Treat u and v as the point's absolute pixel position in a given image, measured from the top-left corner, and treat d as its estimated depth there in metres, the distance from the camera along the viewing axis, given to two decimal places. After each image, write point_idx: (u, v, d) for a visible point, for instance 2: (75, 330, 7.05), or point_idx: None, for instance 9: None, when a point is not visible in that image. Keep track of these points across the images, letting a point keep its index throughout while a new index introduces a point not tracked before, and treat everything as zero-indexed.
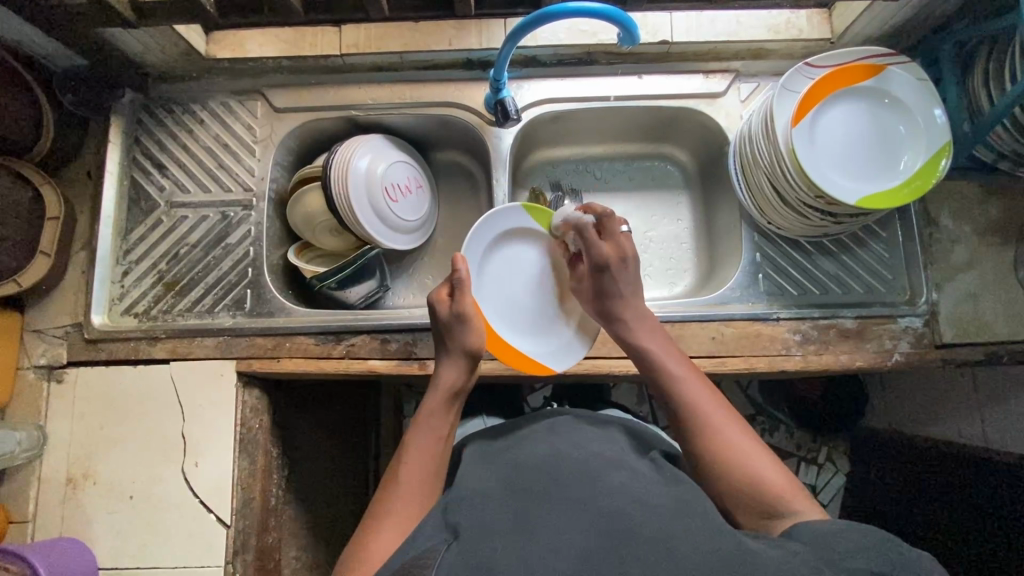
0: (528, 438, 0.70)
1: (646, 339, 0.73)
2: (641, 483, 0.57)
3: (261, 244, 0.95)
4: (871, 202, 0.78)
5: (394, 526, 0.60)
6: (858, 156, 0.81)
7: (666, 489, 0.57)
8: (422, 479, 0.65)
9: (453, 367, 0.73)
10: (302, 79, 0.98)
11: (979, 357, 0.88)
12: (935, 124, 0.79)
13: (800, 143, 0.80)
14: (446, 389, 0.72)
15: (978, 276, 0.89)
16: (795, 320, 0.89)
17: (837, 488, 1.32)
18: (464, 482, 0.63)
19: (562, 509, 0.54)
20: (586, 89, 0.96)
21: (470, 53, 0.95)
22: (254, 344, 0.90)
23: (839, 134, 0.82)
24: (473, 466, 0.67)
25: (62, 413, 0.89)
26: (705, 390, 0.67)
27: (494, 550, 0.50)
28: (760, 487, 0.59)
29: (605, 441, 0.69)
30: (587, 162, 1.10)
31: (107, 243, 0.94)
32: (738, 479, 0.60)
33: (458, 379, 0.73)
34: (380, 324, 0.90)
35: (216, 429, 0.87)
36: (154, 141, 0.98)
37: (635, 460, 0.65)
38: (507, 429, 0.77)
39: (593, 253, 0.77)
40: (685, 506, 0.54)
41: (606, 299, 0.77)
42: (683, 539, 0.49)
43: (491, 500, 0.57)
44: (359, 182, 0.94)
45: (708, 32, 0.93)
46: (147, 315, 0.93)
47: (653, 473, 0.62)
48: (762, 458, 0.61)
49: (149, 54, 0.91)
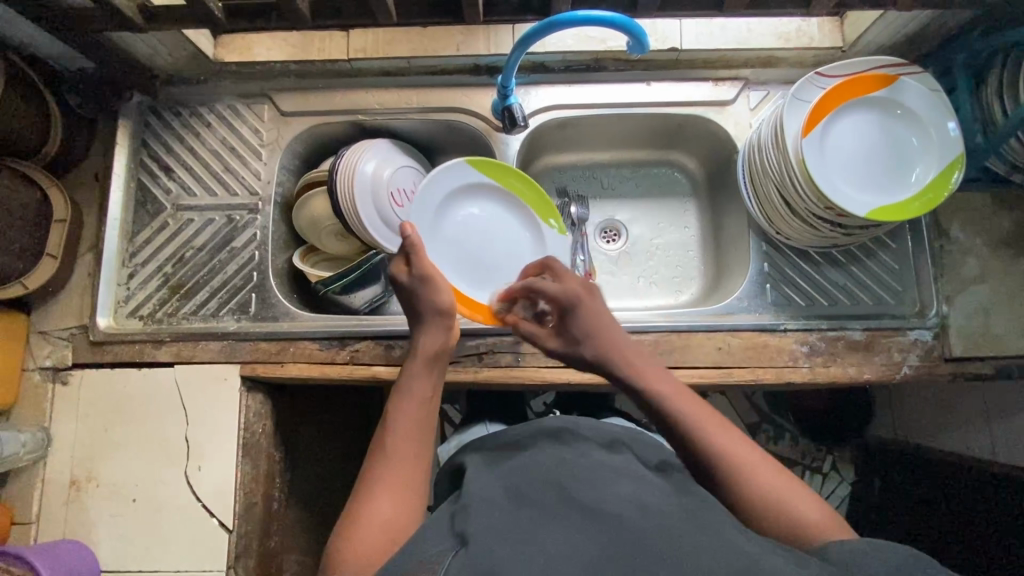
0: (533, 443, 0.69)
1: (658, 385, 0.68)
2: (650, 492, 0.57)
3: (266, 248, 0.95)
4: (886, 215, 0.77)
5: (387, 497, 0.60)
6: (879, 189, 0.79)
7: (675, 499, 0.56)
8: (412, 447, 0.65)
9: (431, 333, 0.73)
10: (309, 83, 0.98)
11: (989, 371, 0.87)
12: (949, 136, 0.78)
13: (811, 162, 0.79)
14: (424, 352, 0.71)
15: (989, 288, 0.88)
16: (803, 331, 0.88)
17: (842, 497, 1.28)
18: (471, 488, 0.61)
19: (571, 517, 0.53)
20: (594, 96, 0.96)
21: (478, 58, 0.95)
22: (259, 349, 0.90)
23: (855, 170, 0.80)
24: (479, 470, 0.66)
25: (66, 415, 0.89)
26: (727, 432, 0.63)
27: (501, 555, 0.49)
28: (801, 525, 0.57)
29: (612, 449, 0.68)
30: (593, 169, 1.10)
31: (113, 245, 0.94)
32: (778, 520, 0.58)
33: (439, 342, 0.72)
34: (384, 330, 0.90)
35: (219, 433, 0.87)
36: (161, 143, 0.98)
37: (640, 467, 0.64)
38: (509, 432, 0.76)
39: (559, 293, 0.75)
40: (695, 519, 0.52)
41: (590, 341, 0.73)
42: (692, 551, 0.48)
43: (499, 507, 0.56)
44: (366, 187, 0.94)
45: (717, 39, 0.92)
46: (152, 317, 0.94)
47: (661, 481, 0.61)
48: (799, 494, 0.59)
49: (157, 58, 0.91)
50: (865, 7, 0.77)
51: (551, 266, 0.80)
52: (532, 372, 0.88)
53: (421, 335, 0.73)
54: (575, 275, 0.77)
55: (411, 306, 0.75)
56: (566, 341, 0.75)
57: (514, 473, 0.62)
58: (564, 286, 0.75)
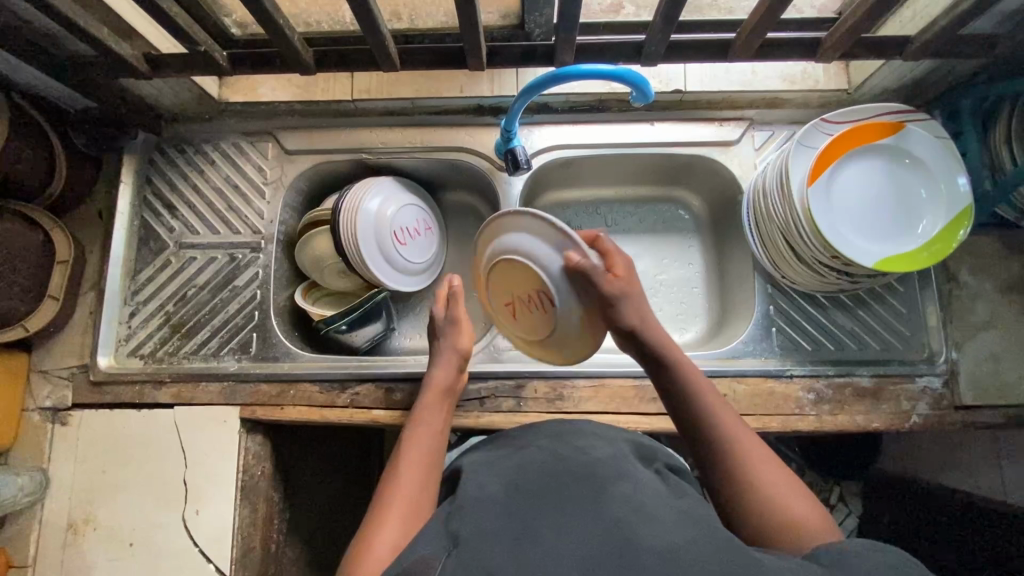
0: (530, 442, 0.68)
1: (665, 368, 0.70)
2: (647, 492, 0.55)
3: (268, 287, 0.95)
4: (893, 265, 0.76)
5: (396, 517, 0.59)
6: (864, 204, 0.80)
7: (671, 501, 0.54)
8: (423, 468, 0.65)
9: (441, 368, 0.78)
10: (313, 122, 0.98)
11: (1001, 421, 0.85)
12: (958, 192, 0.77)
13: (813, 209, 0.78)
14: (436, 387, 0.76)
15: (1000, 335, 0.87)
16: (810, 378, 0.87)
17: (849, 531, 1.21)
18: (466, 490, 0.59)
19: (566, 514, 0.51)
20: (597, 136, 0.96)
21: (482, 100, 0.95)
22: (259, 391, 0.90)
23: (848, 181, 0.80)
24: (474, 468, 0.64)
25: (64, 457, 0.88)
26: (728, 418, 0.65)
27: (491, 559, 0.47)
28: (787, 515, 0.56)
29: (609, 444, 0.66)
30: (596, 205, 1.09)
31: (115, 283, 0.94)
32: (765, 504, 0.57)
33: (450, 378, 0.77)
34: (385, 373, 0.89)
35: (218, 475, 0.86)
36: (165, 181, 0.98)
37: (639, 466, 0.62)
38: (505, 435, 0.73)
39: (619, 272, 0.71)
40: (691, 518, 0.51)
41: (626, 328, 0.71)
42: (692, 549, 0.46)
43: (493, 507, 0.54)
44: (368, 228, 0.93)
45: (723, 81, 0.92)
46: (152, 357, 0.93)
47: (657, 481, 0.59)
48: (789, 487, 0.58)
49: (163, 98, 0.92)
50: (872, 56, 0.77)
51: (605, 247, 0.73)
52: (534, 418, 0.87)
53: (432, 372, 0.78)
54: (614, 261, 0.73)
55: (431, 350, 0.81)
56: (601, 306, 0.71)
57: (513, 470, 0.60)
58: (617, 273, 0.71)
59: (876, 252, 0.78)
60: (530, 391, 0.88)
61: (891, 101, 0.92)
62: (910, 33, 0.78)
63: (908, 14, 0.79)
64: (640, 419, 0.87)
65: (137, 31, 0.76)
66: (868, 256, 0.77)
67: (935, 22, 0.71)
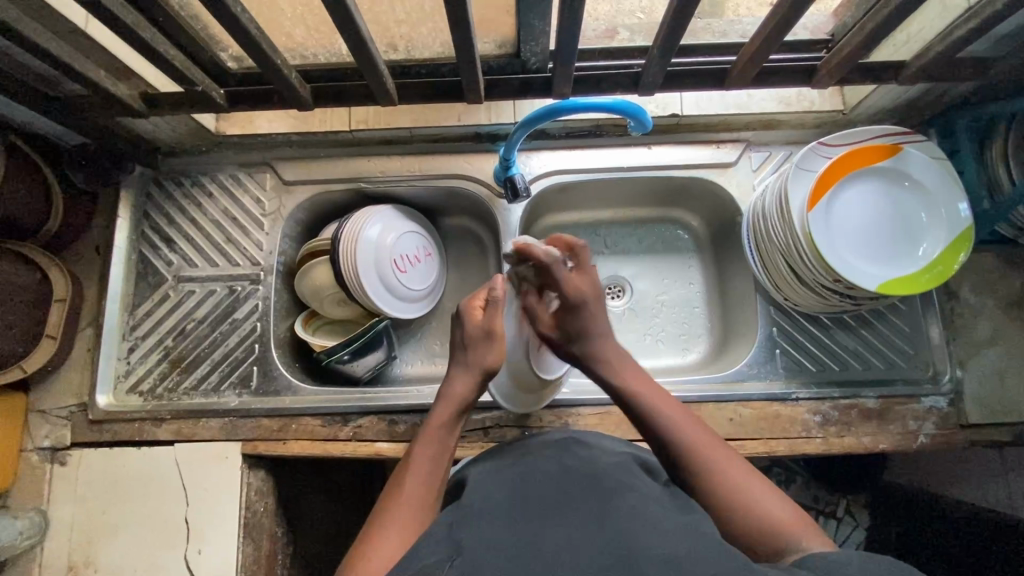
0: (534, 453, 0.67)
1: (628, 379, 0.71)
2: (651, 506, 0.54)
3: (268, 319, 0.94)
4: (895, 288, 0.77)
5: (396, 531, 0.57)
6: (856, 217, 0.80)
7: (675, 514, 0.53)
8: (425, 492, 0.62)
9: (463, 380, 0.73)
10: (311, 152, 0.98)
11: (1009, 438, 0.85)
12: (959, 218, 0.77)
13: (818, 236, 0.77)
14: (456, 402, 0.71)
15: (1003, 352, 0.87)
16: (815, 400, 0.87)
17: (856, 543, 1.17)
18: (472, 500, 0.57)
19: (568, 521, 0.51)
20: (595, 161, 0.96)
21: (479, 127, 0.96)
22: (261, 426, 0.89)
23: (848, 199, 0.81)
24: (479, 479, 0.63)
25: (64, 498, 0.87)
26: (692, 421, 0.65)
27: (492, 567, 0.46)
28: (764, 521, 0.56)
29: (616, 455, 0.65)
30: (595, 227, 1.08)
31: (113, 319, 0.93)
32: (740, 512, 0.57)
33: (466, 396, 0.72)
34: (388, 405, 0.88)
35: (221, 513, 0.85)
36: (163, 215, 0.98)
37: (643, 478, 0.61)
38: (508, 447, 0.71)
39: (573, 287, 0.75)
40: (695, 533, 0.50)
41: (584, 340, 0.74)
42: (696, 564, 0.45)
43: (498, 516, 0.53)
44: (369, 259, 0.92)
45: (716, 106, 0.92)
46: (152, 393, 0.92)
47: (665, 490, 0.59)
48: (764, 489, 0.58)
49: (160, 133, 0.92)
50: (867, 81, 0.78)
51: (580, 254, 0.78)
52: None
53: (449, 382, 0.73)
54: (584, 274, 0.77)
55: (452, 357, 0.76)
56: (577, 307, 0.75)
57: (519, 480, 0.60)
58: (579, 285, 0.75)
59: (880, 270, 0.78)
60: (535, 421, 0.88)
61: (887, 120, 0.92)
62: (905, 57, 0.79)
63: (902, 38, 0.79)
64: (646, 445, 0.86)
65: (134, 71, 0.77)
66: (876, 276, 0.78)
67: (930, 47, 0.72)
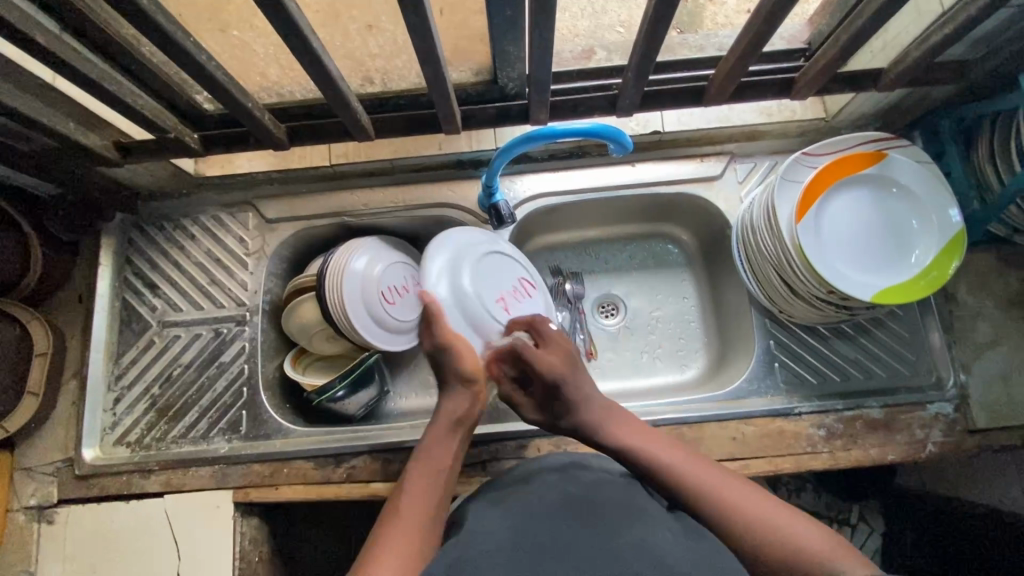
0: (536, 478, 0.64)
1: (623, 435, 0.67)
2: (654, 534, 0.53)
3: (256, 360, 0.92)
4: (897, 295, 0.75)
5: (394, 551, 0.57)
6: (848, 231, 0.79)
7: (682, 547, 0.53)
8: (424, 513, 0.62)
9: (455, 397, 0.72)
10: (293, 188, 0.97)
11: (1018, 442, 0.83)
12: (950, 224, 0.77)
13: (813, 250, 0.76)
14: (449, 418, 0.70)
15: (1006, 353, 0.85)
16: (818, 413, 0.85)
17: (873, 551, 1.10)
18: (467, 538, 0.55)
19: (577, 564, 0.49)
20: (579, 182, 0.95)
21: (460, 154, 0.96)
22: (252, 472, 0.87)
23: (837, 210, 0.79)
24: (478, 513, 0.60)
25: (52, 558, 0.84)
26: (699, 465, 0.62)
27: None
28: (805, 554, 0.51)
29: (619, 483, 0.62)
30: (586, 246, 1.07)
31: (98, 370, 0.91)
32: (781, 553, 0.52)
33: (462, 408, 0.71)
34: (382, 443, 0.86)
35: (212, 565, 0.82)
36: (145, 260, 0.96)
37: (647, 505, 0.59)
38: (507, 476, 0.69)
39: (541, 364, 0.72)
40: (701, 566, 0.49)
41: (574, 415, 0.70)
42: None
43: (497, 557, 0.50)
44: (356, 295, 0.90)
45: (699, 121, 0.92)
46: (140, 444, 0.90)
47: (671, 523, 0.57)
48: (790, 518, 0.55)
49: (138, 178, 0.91)
50: (846, 90, 0.77)
51: (539, 326, 0.77)
52: None
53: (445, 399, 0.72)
54: (558, 343, 0.75)
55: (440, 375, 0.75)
56: (542, 393, 0.73)
57: (515, 512, 0.57)
58: (550, 358, 0.72)
59: (869, 276, 0.77)
60: (533, 451, 0.85)
61: (871, 125, 0.91)
62: (883, 64, 0.78)
63: (880, 44, 0.79)
64: None
65: (106, 122, 0.77)
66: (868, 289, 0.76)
67: (906, 53, 0.71)
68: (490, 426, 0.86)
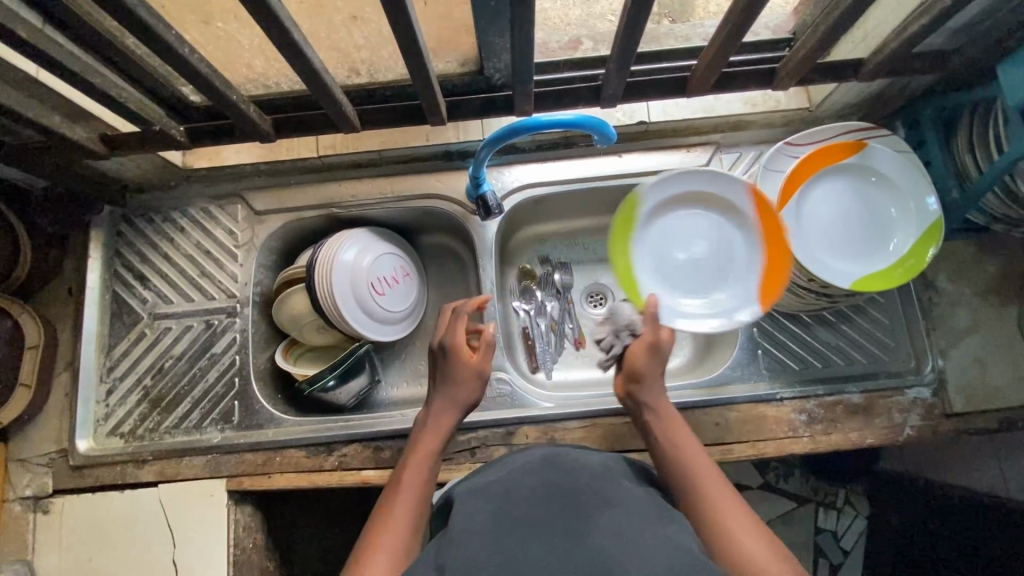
0: (517, 463, 0.65)
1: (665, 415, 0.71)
2: (629, 517, 0.53)
3: (247, 351, 0.93)
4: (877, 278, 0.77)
5: (384, 552, 0.60)
6: (831, 217, 0.81)
7: (656, 522, 0.53)
8: (411, 516, 0.64)
9: (444, 409, 0.78)
10: (282, 180, 0.98)
11: (994, 425, 0.85)
12: (925, 211, 0.78)
13: (788, 239, 0.80)
14: (439, 431, 0.75)
15: (983, 339, 0.87)
16: (799, 399, 0.87)
17: (859, 532, 1.13)
18: (452, 520, 0.56)
19: (550, 539, 0.51)
20: (566, 172, 0.96)
21: (448, 146, 0.97)
22: (245, 461, 0.88)
23: (817, 199, 0.81)
24: (461, 495, 0.61)
25: (49, 546, 0.86)
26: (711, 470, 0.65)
27: None
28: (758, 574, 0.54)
29: (599, 463, 0.64)
30: (574, 236, 1.08)
31: (90, 362, 0.92)
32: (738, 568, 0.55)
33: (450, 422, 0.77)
34: (372, 432, 0.87)
35: (207, 552, 0.84)
36: (135, 252, 0.96)
37: (624, 486, 0.60)
38: (492, 463, 0.70)
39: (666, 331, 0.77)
40: (673, 541, 0.50)
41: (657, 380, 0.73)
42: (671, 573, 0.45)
43: (475, 533, 0.52)
44: (346, 286, 0.91)
45: (682, 111, 0.93)
46: (133, 435, 0.91)
47: (646, 498, 0.58)
48: (764, 547, 0.56)
49: (126, 171, 0.91)
50: (828, 80, 0.78)
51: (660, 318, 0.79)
52: None
53: (434, 410, 0.78)
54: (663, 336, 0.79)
55: (433, 388, 0.80)
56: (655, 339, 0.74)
57: (497, 495, 0.58)
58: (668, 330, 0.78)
59: (850, 259, 0.79)
60: (521, 437, 0.87)
61: (854, 114, 0.92)
62: (864, 54, 0.79)
63: (861, 35, 0.80)
64: (635, 455, 0.86)
65: (91, 115, 0.77)
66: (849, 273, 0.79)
67: (886, 43, 0.72)
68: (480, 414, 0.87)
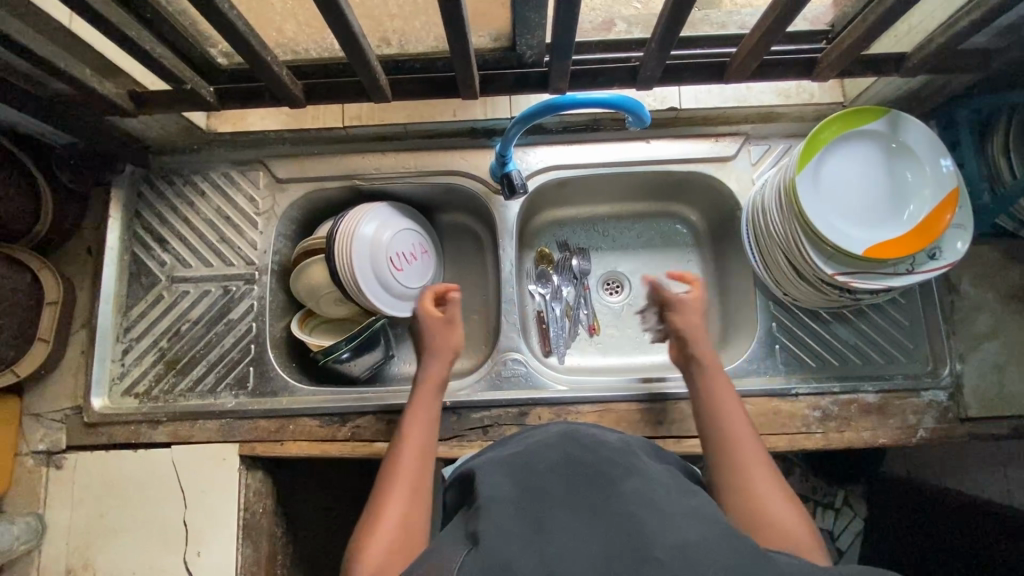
0: (539, 435, 0.65)
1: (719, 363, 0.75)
2: (655, 488, 0.53)
3: (263, 319, 0.93)
4: (917, 242, 0.76)
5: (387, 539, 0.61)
6: (846, 189, 0.79)
7: (681, 495, 0.53)
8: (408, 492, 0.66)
9: (427, 374, 0.79)
10: (305, 149, 0.97)
11: (1008, 432, 0.85)
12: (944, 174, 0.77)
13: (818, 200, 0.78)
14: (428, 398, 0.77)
15: (1002, 345, 0.86)
16: (815, 395, 0.87)
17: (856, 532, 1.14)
18: (478, 489, 0.56)
19: (579, 511, 0.51)
20: (591, 155, 0.95)
21: (475, 123, 0.96)
22: (258, 427, 0.88)
23: (839, 162, 0.80)
24: (484, 465, 0.61)
25: (61, 501, 0.86)
26: (746, 432, 0.69)
27: (511, 553, 0.46)
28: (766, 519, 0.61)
29: (618, 439, 0.64)
30: (594, 222, 1.07)
31: (107, 320, 0.92)
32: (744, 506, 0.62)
33: (436, 386, 0.78)
34: (386, 405, 0.88)
35: (218, 514, 0.84)
36: (155, 214, 0.96)
37: (647, 462, 0.60)
38: (512, 438, 0.70)
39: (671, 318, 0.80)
40: (701, 512, 0.50)
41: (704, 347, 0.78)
42: (703, 543, 0.45)
43: (506, 502, 0.52)
44: (366, 259, 0.90)
45: (716, 99, 0.92)
46: (147, 395, 0.91)
47: (668, 475, 0.58)
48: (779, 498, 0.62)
49: (150, 131, 0.90)
50: (868, 74, 0.77)
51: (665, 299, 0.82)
52: None
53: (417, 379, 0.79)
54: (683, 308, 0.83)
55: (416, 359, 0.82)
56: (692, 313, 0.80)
57: (522, 464, 0.58)
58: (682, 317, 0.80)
59: (919, 204, 0.78)
60: (534, 418, 0.87)
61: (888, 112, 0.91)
62: (907, 49, 0.78)
63: (904, 29, 0.78)
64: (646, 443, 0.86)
65: (121, 70, 0.76)
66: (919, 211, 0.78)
67: (933, 38, 0.71)
68: (494, 393, 0.88)
